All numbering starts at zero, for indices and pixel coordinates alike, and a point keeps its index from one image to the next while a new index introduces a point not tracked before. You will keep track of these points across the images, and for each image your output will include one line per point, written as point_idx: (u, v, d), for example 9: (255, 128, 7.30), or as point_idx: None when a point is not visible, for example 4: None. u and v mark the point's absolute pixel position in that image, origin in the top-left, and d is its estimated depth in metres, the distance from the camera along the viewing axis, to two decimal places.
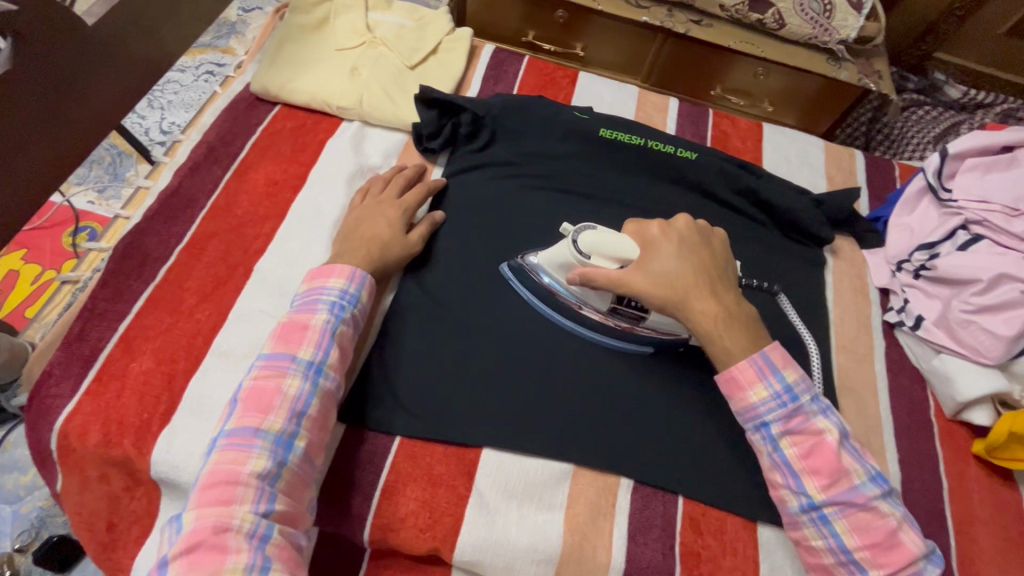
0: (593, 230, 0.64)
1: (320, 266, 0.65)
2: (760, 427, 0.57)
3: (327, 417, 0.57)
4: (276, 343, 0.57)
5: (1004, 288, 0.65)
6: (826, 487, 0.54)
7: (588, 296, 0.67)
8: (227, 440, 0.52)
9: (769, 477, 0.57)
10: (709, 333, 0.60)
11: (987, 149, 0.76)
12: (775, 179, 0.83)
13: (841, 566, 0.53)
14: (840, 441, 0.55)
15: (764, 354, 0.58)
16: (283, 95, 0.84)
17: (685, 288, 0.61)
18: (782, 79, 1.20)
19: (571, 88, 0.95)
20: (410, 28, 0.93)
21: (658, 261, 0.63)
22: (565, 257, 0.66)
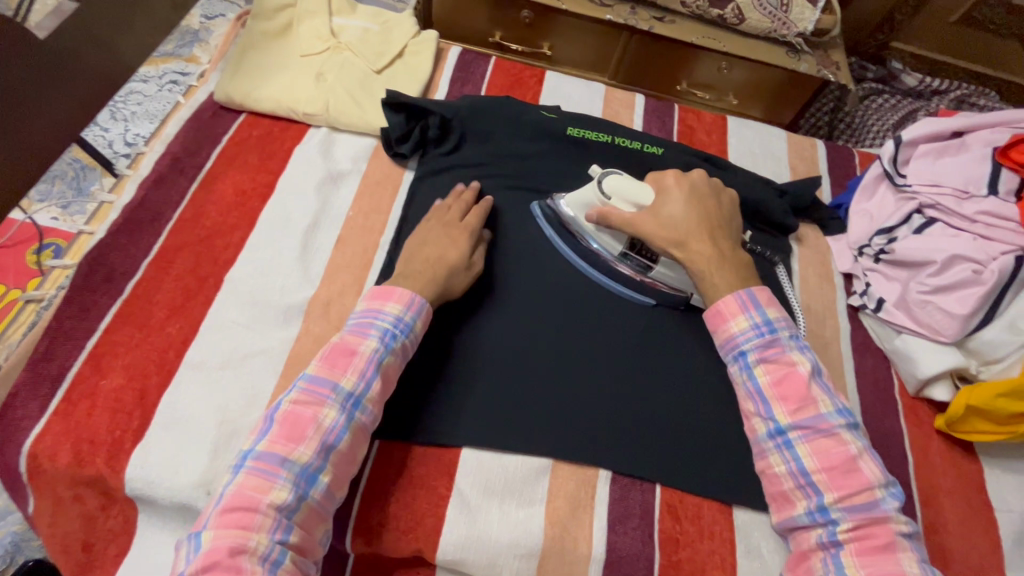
0: (619, 177, 0.72)
1: (380, 286, 0.64)
2: (738, 356, 0.61)
3: (356, 451, 0.56)
4: (322, 366, 0.57)
5: (957, 268, 0.68)
6: (793, 412, 0.56)
7: (601, 237, 0.73)
8: (255, 463, 0.51)
9: (743, 407, 0.60)
10: (700, 272, 0.65)
11: (938, 135, 0.79)
12: (739, 171, 0.85)
13: (799, 490, 0.55)
14: (812, 373, 0.58)
15: (749, 291, 0.62)
16: (248, 104, 0.83)
17: (686, 232, 0.66)
18: (746, 73, 1.22)
19: (539, 88, 0.95)
20: (375, 32, 0.93)
21: (668, 206, 0.68)
22: (589, 198, 0.73)
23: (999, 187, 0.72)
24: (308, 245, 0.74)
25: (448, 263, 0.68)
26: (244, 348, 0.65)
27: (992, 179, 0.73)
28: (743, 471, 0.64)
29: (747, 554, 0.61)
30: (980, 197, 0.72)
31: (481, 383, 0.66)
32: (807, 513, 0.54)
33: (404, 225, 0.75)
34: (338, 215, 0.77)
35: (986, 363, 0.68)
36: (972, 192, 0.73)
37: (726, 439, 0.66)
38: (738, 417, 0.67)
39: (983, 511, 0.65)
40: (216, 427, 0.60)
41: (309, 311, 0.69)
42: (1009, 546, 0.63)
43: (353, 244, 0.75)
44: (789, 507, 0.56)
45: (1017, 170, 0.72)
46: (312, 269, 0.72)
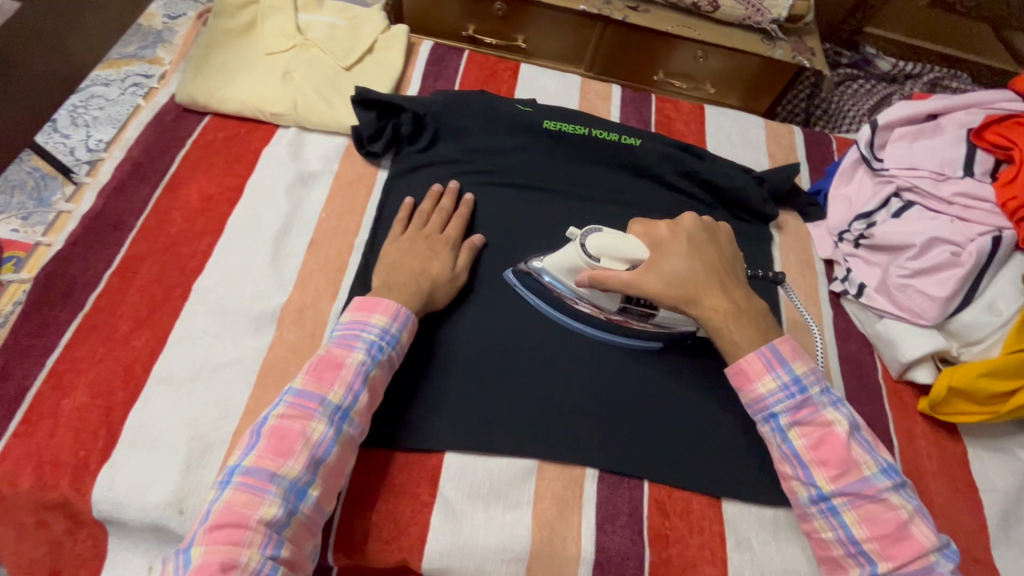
0: (599, 234, 0.65)
1: (363, 298, 0.63)
2: (770, 418, 0.59)
3: (345, 464, 0.54)
4: (309, 379, 0.55)
5: (936, 251, 0.68)
6: (835, 478, 0.55)
7: (596, 297, 0.67)
8: (242, 478, 0.49)
9: (780, 469, 0.59)
10: (720, 329, 0.61)
11: (912, 118, 0.79)
12: (717, 160, 0.84)
13: (851, 558, 0.54)
14: (850, 432, 0.56)
15: (772, 346, 0.60)
16: (212, 105, 0.80)
17: (696, 288, 0.63)
18: (722, 61, 1.22)
19: (513, 81, 0.94)
20: (343, 28, 0.91)
21: (669, 261, 0.64)
22: (573, 260, 0.66)
23: (975, 168, 0.72)
24: (280, 249, 0.71)
25: (423, 268, 0.66)
26: (215, 359, 0.63)
27: (968, 160, 0.73)
28: (731, 463, 0.64)
29: (737, 547, 0.60)
30: (957, 178, 0.72)
31: (462, 385, 0.64)
32: None
33: (378, 225, 0.73)
34: (309, 217, 0.75)
35: (967, 345, 0.68)
36: (949, 173, 0.73)
37: (712, 433, 0.65)
38: (723, 409, 0.67)
39: (968, 491, 0.65)
40: (187, 443, 0.57)
41: (282, 318, 0.66)
42: (994, 525, 0.63)
43: (326, 247, 0.73)
44: (841, 573, 0.55)
45: (992, 150, 0.72)
46: (283, 274, 0.70)
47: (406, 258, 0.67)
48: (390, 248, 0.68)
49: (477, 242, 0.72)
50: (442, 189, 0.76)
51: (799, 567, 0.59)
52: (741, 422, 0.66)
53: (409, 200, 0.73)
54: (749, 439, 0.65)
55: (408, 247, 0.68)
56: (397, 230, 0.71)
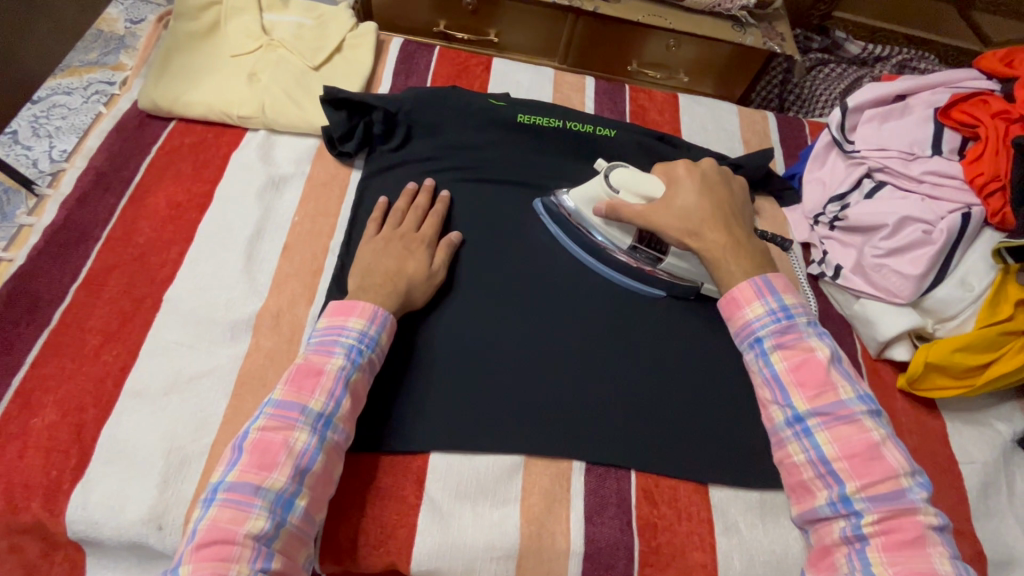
0: (625, 170, 0.71)
1: (340, 302, 0.62)
2: (754, 343, 0.58)
3: (332, 472, 0.53)
4: (288, 389, 0.54)
5: (908, 230, 0.69)
6: (811, 399, 0.54)
7: (611, 231, 0.71)
8: (227, 495, 0.48)
9: (760, 395, 0.58)
10: (716, 260, 0.63)
11: (882, 99, 0.80)
12: (693, 148, 0.85)
13: (820, 479, 0.52)
14: (832, 359, 0.55)
15: (765, 277, 0.60)
16: (176, 110, 0.78)
17: (701, 221, 0.65)
18: (694, 49, 1.22)
19: (486, 76, 0.93)
20: (309, 28, 0.89)
21: (681, 196, 0.67)
22: (595, 191, 0.71)
23: (943, 146, 0.73)
24: (253, 255, 0.70)
25: (399, 268, 0.66)
26: (189, 370, 0.61)
27: (936, 139, 0.74)
28: (716, 448, 0.64)
29: (726, 532, 0.60)
30: (926, 158, 0.74)
31: (445, 384, 0.64)
32: (829, 503, 0.51)
33: (354, 227, 0.72)
34: (282, 221, 0.73)
35: (941, 321, 0.69)
36: (918, 153, 0.74)
37: (697, 418, 0.65)
38: (707, 395, 0.67)
39: (947, 464, 0.66)
40: (164, 456, 0.56)
41: (257, 324, 0.65)
42: (973, 496, 0.65)
43: (300, 250, 0.71)
44: (809, 498, 0.53)
45: (959, 129, 0.73)
46: (257, 280, 0.68)
47: (383, 258, 0.66)
48: (365, 249, 0.67)
49: (456, 239, 0.71)
50: (417, 188, 0.75)
51: (788, 548, 0.60)
52: (725, 407, 0.66)
53: (384, 199, 0.73)
54: (733, 423, 0.66)
55: (384, 246, 0.68)
56: (372, 230, 0.70)
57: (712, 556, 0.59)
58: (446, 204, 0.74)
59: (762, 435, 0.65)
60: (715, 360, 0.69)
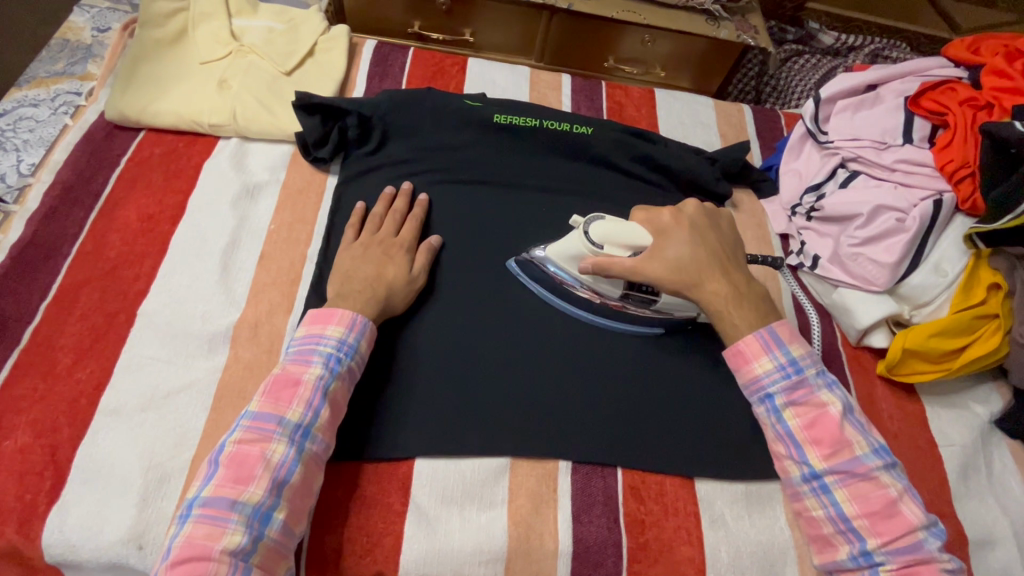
0: (603, 222, 0.67)
1: (317, 310, 0.61)
2: (765, 399, 0.59)
3: (312, 484, 0.53)
4: (265, 401, 0.53)
5: (882, 219, 0.70)
6: (827, 457, 0.55)
7: (600, 285, 0.68)
8: (202, 510, 0.47)
9: (773, 449, 0.59)
10: (720, 312, 0.62)
11: (853, 90, 0.81)
12: (670, 143, 0.85)
13: (841, 535, 0.54)
14: (844, 413, 0.57)
15: (769, 328, 0.61)
16: (145, 120, 0.77)
17: (698, 273, 0.64)
18: (669, 44, 1.22)
19: (462, 76, 0.92)
20: (280, 32, 0.88)
21: (671, 247, 0.65)
22: (577, 247, 0.68)
23: (914, 135, 0.74)
24: (229, 265, 0.69)
25: (378, 273, 0.65)
26: (166, 385, 0.60)
27: (906, 128, 0.75)
28: (702, 442, 0.64)
29: (713, 525, 0.61)
30: (897, 146, 0.74)
31: (429, 389, 0.63)
32: (851, 558, 0.53)
33: (331, 233, 0.71)
34: (258, 230, 0.72)
35: (917, 308, 0.69)
36: (890, 142, 0.75)
37: (682, 413, 0.66)
38: (691, 390, 0.67)
39: (929, 449, 0.67)
40: (143, 474, 0.55)
41: (235, 336, 0.64)
42: (953, 478, 0.66)
43: (277, 259, 0.70)
44: (831, 552, 0.55)
45: (929, 117, 0.74)
46: (234, 290, 0.67)
47: (361, 264, 0.66)
48: (343, 256, 0.67)
49: (435, 242, 0.71)
50: (395, 192, 0.74)
51: (774, 538, 0.60)
52: (709, 401, 0.67)
53: (361, 204, 0.72)
54: (718, 417, 0.66)
55: (362, 253, 0.67)
56: (350, 236, 0.69)
57: (700, 549, 0.59)
58: (424, 208, 0.73)
59: (746, 427, 0.66)
60: (698, 355, 0.70)
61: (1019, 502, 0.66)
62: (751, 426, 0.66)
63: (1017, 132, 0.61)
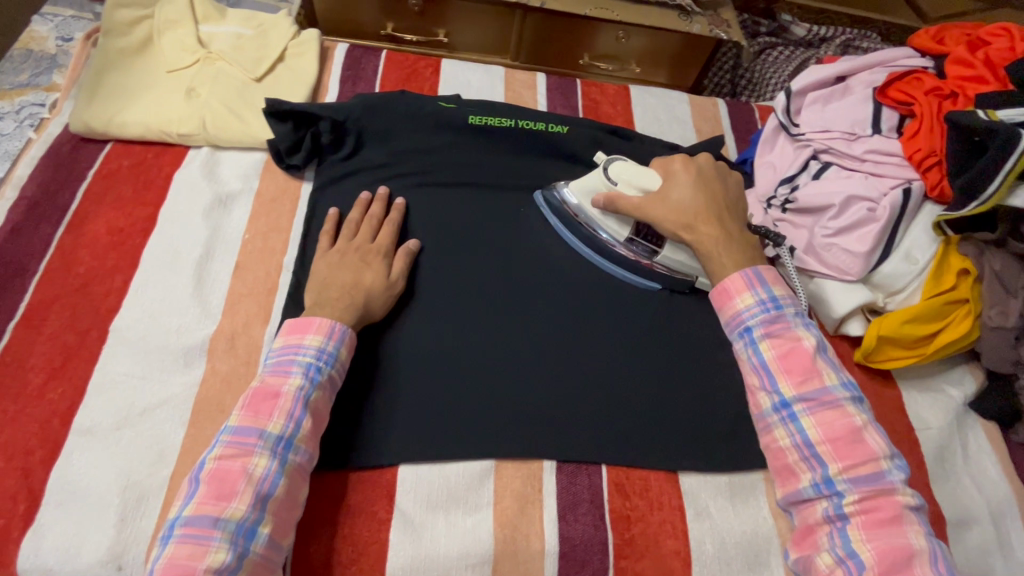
0: (623, 164, 0.73)
1: (296, 319, 0.60)
2: (743, 332, 0.59)
3: (296, 495, 0.52)
4: (244, 414, 0.52)
5: (853, 209, 0.71)
6: (798, 385, 0.55)
7: (609, 223, 0.73)
8: (184, 530, 0.47)
9: (747, 382, 0.59)
10: (708, 251, 0.65)
11: (823, 83, 0.82)
12: (644, 139, 0.85)
13: (804, 462, 0.54)
14: (817, 348, 0.57)
15: (754, 268, 0.62)
16: (112, 132, 0.75)
17: (695, 214, 0.67)
18: (643, 39, 1.23)
19: (436, 78, 0.92)
20: (248, 38, 0.86)
21: (676, 189, 0.69)
22: (594, 184, 0.74)
23: (882, 124, 0.76)
24: (203, 277, 0.68)
25: (355, 280, 0.64)
26: (142, 402, 0.59)
27: (875, 117, 0.76)
28: (685, 436, 0.65)
29: (697, 517, 0.61)
30: (867, 137, 0.76)
31: (411, 395, 0.63)
32: (812, 485, 0.53)
33: (307, 241, 0.71)
34: (232, 240, 0.71)
35: (890, 295, 0.71)
36: (859, 133, 0.76)
37: (665, 408, 0.66)
38: (673, 385, 0.67)
39: (906, 432, 0.69)
40: (120, 493, 0.54)
41: (212, 349, 0.63)
42: (930, 461, 0.67)
43: (252, 269, 0.69)
44: (793, 480, 0.54)
45: (896, 107, 0.75)
46: (209, 302, 0.66)
47: (338, 272, 0.65)
48: (319, 264, 0.66)
49: (413, 246, 0.70)
50: (371, 197, 0.74)
51: (757, 527, 0.61)
52: (691, 394, 0.67)
53: (335, 211, 0.71)
54: (699, 410, 0.66)
55: (339, 260, 0.66)
56: (326, 244, 0.69)
57: (685, 543, 0.60)
58: (401, 212, 0.73)
59: (727, 419, 0.66)
60: (679, 349, 0.70)
61: (995, 482, 0.67)
62: (733, 418, 0.66)
63: (980, 120, 0.62)
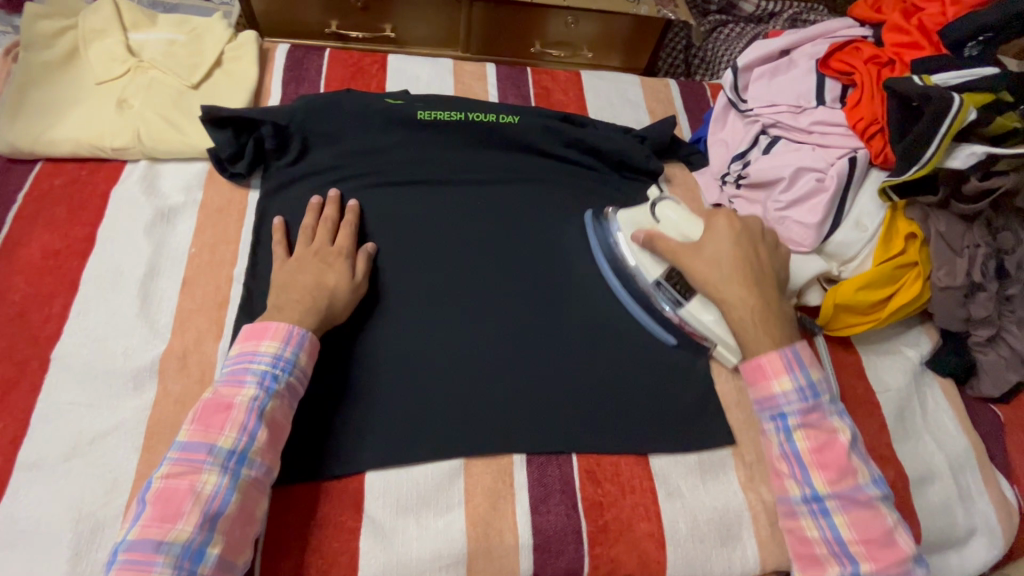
0: (674, 207, 0.72)
1: (254, 324, 0.59)
2: (777, 417, 0.59)
3: (253, 510, 0.51)
4: (195, 428, 0.51)
5: (803, 181, 0.72)
6: (833, 482, 0.55)
7: (642, 259, 0.70)
8: (127, 555, 0.46)
9: (775, 467, 0.59)
10: (741, 321, 0.62)
11: (767, 58, 0.83)
12: (597, 124, 0.85)
13: (833, 557, 0.54)
14: (852, 442, 0.57)
15: (794, 348, 0.60)
16: (40, 150, 0.72)
17: (733, 276, 0.63)
18: (592, 23, 1.22)
19: (383, 74, 0.90)
20: (182, 43, 0.83)
21: (715, 244, 0.66)
22: (640, 217, 0.72)
23: (826, 96, 0.76)
24: (149, 296, 0.65)
25: (314, 283, 0.63)
26: (92, 429, 0.57)
27: (819, 89, 0.77)
28: (653, 419, 0.65)
29: (669, 497, 0.62)
30: (812, 109, 0.76)
31: (372, 401, 0.62)
32: None
33: (257, 251, 0.69)
34: (178, 255, 0.69)
35: (845, 263, 0.71)
36: (805, 105, 0.77)
37: (632, 393, 0.66)
38: (639, 371, 0.67)
39: (869, 398, 0.70)
40: (72, 527, 0.52)
41: (162, 369, 0.61)
42: (892, 423, 0.69)
43: (202, 284, 0.67)
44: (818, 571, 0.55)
45: (838, 78, 0.76)
46: (157, 321, 0.64)
47: (297, 276, 0.63)
48: (278, 272, 0.64)
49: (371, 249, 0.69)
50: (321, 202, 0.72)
51: (728, 502, 0.62)
52: (658, 378, 0.67)
53: (280, 220, 0.69)
54: (667, 391, 0.67)
55: (298, 264, 0.65)
56: (282, 254, 0.67)
57: (658, 524, 0.60)
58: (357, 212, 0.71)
59: (694, 398, 0.67)
60: (644, 333, 0.70)
61: (955, 439, 0.69)
62: (699, 396, 0.67)
63: (915, 86, 0.63)
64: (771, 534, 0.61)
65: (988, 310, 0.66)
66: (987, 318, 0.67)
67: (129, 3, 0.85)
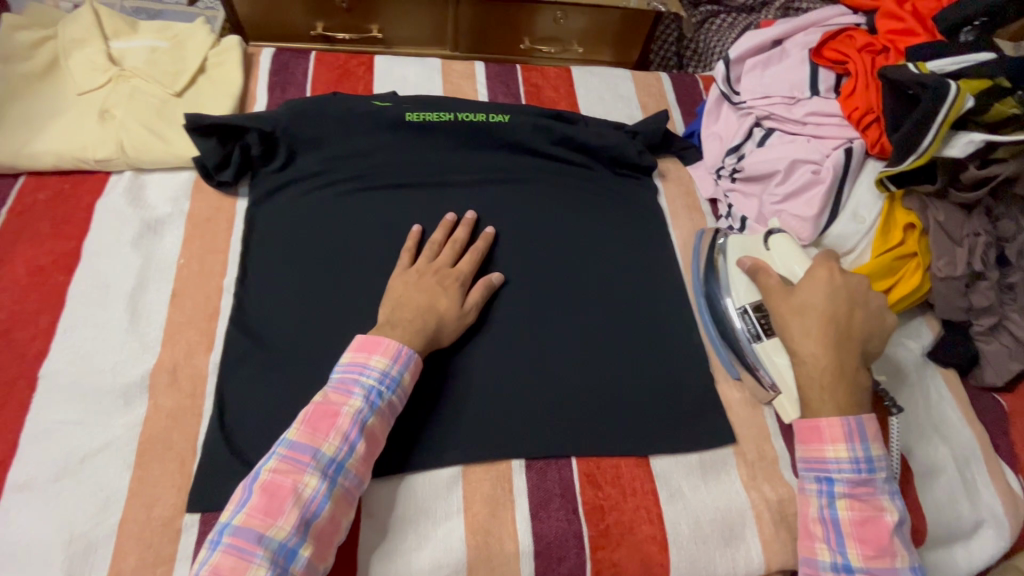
0: (790, 244, 0.66)
1: (367, 334, 0.59)
2: (822, 481, 0.57)
3: (341, 520, 0.52)
4: (303, 430, 0.52)
5: (798, 172, 0.71)
6: (868, 557, 0.53)
7: (735, 280, 0.69)
8: (231, 540, 0.47)
9: (807, 528, 0.57)
10: (810, 380, 0.59)
11: (761, 47, 0.81)
12: (589, 121, 0.84)
13: None
14: (898, 525, 0.55)
15: (859, 419, 0.57)
16: (21, 164, 0.70)
17: (822, 330, 0.59)
18: (581, 19, 1.21)
19: (370, 76, 0.88)
20: (164, 50, 0.82)
21: (813, 292, 0.61)
22: (751, 244, 0.70)
23: (820, 86, 0.75)
24: (137, 309, 0.64)
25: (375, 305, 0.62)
26: (81, 449, 0.56)
27: (813, 79, 0.76)
28: (654, 420, 0.64)
29: (671, 499, 0.61)
30: (806, 100, 0.76)
31: None
32: None
33: (247, 261, 0.68)
34: (166, 266, 0.68)
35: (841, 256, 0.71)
36: (799, 96, 0.76)
37: (630, 396, 0.65)
38: (637, 371, 0.66)
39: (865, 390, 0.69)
40: (64, 549, 0.51)
41: (152, 384, 0.60)
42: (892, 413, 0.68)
43: (191, 295, 0.66)
44: None
45: (832, 66, 0.75)
46: (146, 335, 0.63)
47: (414, 292, 0.63)
48: (397, 279, 0.65)
49: (495, 279, 0.68)
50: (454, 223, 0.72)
51: (730, 503, 0.61)
52: (657, 378, 0.66)
53: (418, 228, 0.69)
54: (665, 391, 0.66)
55: (401, 282, 0.64)
56: (406, 262, 0.67)
57: (660, 527, 0.59)
58: (470, 226, 0.71)
59: (694, 400, 0.66)
60: (641, 333, 0.69)
61: (958, 432, 0.68)
62: (700, 396, 0.66)
63: (910, 75, 0.62)
64: (775, 534, 0.60)
65: (990, 299, 0.65)
66: (988, 307, 0.66)
67: (110, 10, 0.83)
